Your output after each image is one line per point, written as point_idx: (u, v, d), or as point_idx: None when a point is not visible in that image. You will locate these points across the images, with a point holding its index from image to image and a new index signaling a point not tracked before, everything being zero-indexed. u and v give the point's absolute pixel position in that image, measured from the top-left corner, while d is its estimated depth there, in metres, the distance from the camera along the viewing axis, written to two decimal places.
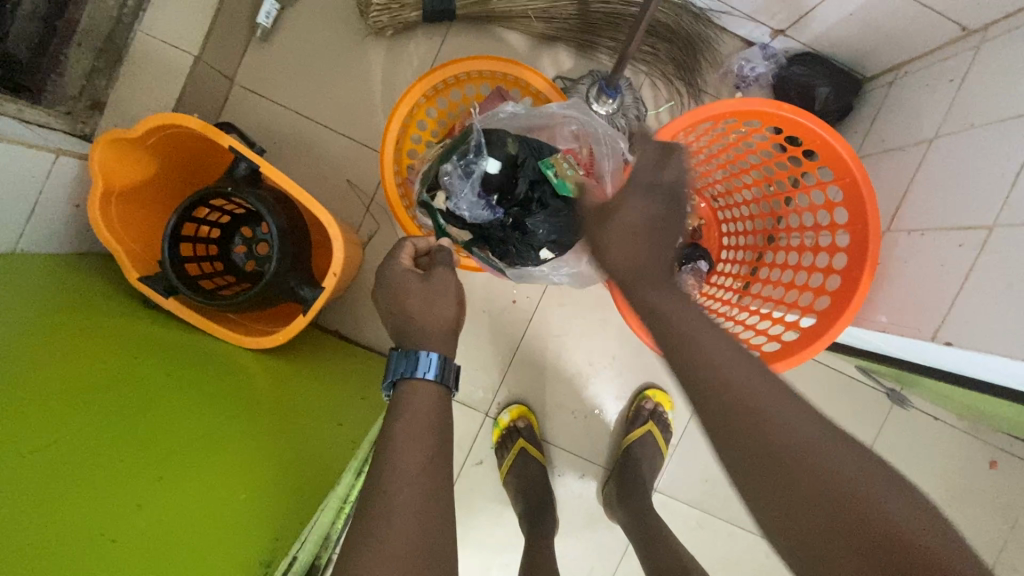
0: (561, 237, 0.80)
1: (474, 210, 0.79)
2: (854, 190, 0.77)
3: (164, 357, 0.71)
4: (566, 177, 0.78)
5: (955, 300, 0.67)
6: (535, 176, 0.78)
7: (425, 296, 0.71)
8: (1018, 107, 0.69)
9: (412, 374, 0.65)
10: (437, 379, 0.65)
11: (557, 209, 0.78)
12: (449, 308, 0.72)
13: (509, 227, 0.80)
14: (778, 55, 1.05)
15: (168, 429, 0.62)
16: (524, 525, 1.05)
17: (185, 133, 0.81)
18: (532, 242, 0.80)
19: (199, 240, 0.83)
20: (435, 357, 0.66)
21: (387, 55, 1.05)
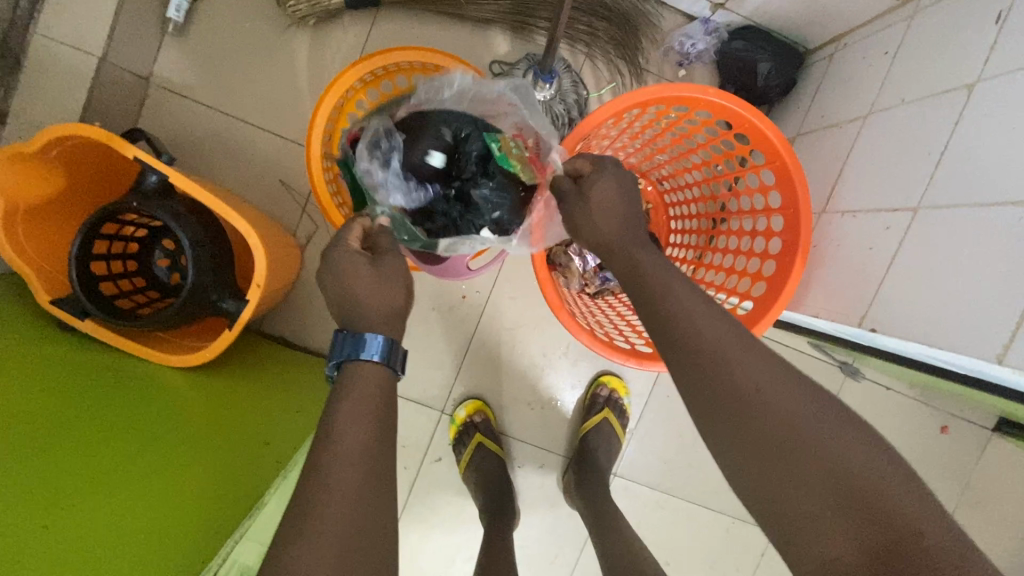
0: (505, 213, 0.77)
1: (408, 194, 0.75)
2: (782, 174, 0.76)
3: (84, 378, 0.69)
4: (511, 154, 0.76)
5: (880, 286, 0.67)
6: (478, 153, 0.76)
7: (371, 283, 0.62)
8: (941, 83, 0.67)
9: (358, 356, 0.59)
10: (384, 362, 0.59)
11: (502, 184, 0.76)
12: (397, 297, 0.63)
13: (451, 202, 0.77)
14: (720, 29, 1.02)
15: (87, 454, 0.61)
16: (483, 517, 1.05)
17: (90, 144, 0.76)
18: (475, 217, 0.77)
19: (115, 257, 0.80)
20: (381, 340, 0.59)
21: (312, 46, 1.00)
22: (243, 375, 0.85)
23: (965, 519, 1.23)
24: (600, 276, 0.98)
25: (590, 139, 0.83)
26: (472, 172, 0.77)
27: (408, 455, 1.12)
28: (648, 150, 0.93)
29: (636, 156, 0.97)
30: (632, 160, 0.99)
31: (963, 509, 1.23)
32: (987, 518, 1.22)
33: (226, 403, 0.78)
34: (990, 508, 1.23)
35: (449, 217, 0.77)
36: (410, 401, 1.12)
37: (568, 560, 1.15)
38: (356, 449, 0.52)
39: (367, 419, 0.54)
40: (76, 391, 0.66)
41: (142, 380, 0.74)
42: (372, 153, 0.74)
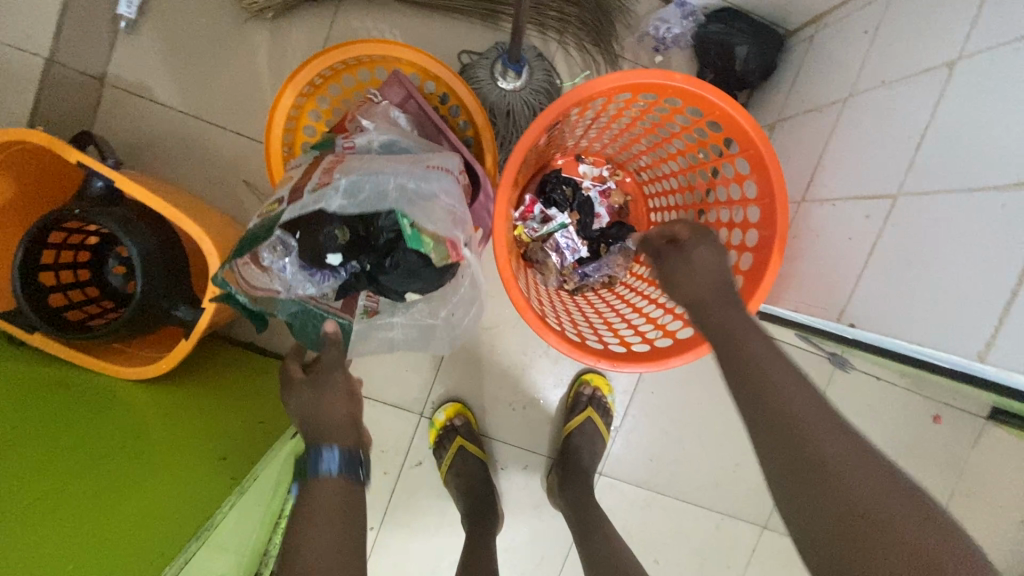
0: (420, 286, 0.73)
1: (320, 284, 0.73)
2: (757, 163, 0.72)
3: (34, 390, 0.67)
4: (423, 230, 0.69)
5: (858, 281, 0.64)
6: (387, 229, 0.71)
7: (314, 398, 0.68)
8: (922, 63, 0.64)
9: (318, 472, 0.64)
10: (343, 472, 0.64)
11: (412, 263, 0.71)
12: (343, 401, 0.69)
13: (367, 279, 0.73)
14: (696, 13, 0.98)
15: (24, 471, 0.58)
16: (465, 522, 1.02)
17: (33, 148, 0.73)
18: (395, 290, 0.73)
19: (63, 267, 0.76)
20: (336, 452, 0.64)
21: (272, 40, 0.96)
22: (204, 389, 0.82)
23: (960, 509, 1.21)
24: (579, 272, 0.94)
25: (556, 131, 0.80)
26: (386, 248, 0.72)
27: (388, 459, 1.09)
28: (624, 141, 0.90)
29: (612, 146, 0.93)
30: (608, 151, 0.96)
31: (956, 499, 1.21)
32: (981, 507, 1.21)
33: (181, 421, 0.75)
34: (983, 498, 1.21)
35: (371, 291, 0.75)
36: (388, 405, 1.09)
37: (555, 563, 1.13)
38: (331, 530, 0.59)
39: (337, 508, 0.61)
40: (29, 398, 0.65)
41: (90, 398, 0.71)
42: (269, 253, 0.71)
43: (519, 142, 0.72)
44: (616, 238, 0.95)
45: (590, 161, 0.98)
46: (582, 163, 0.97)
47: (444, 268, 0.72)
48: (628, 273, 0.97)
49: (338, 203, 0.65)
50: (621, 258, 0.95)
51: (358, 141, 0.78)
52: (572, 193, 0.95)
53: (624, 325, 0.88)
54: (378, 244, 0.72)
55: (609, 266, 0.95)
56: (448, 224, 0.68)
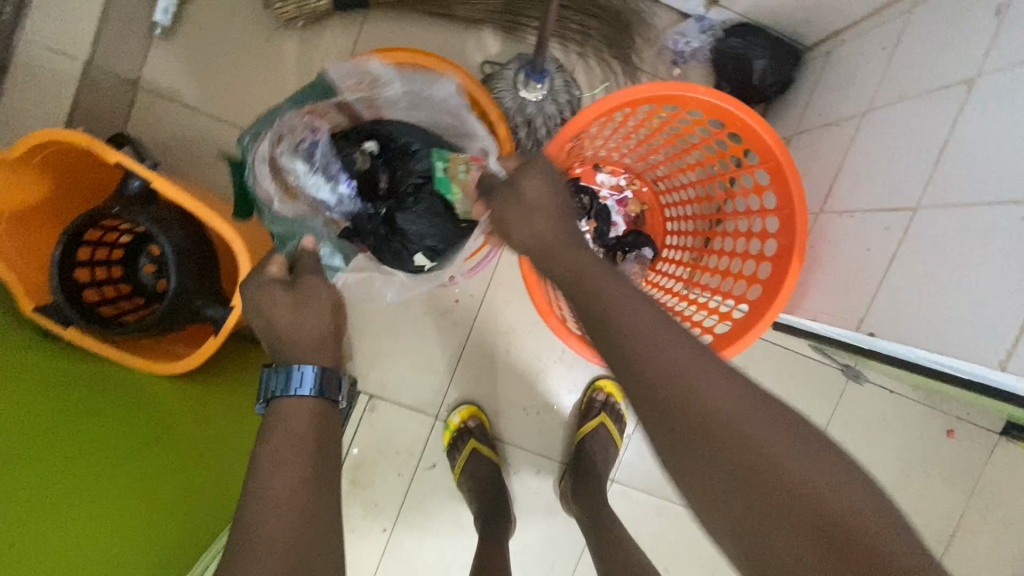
0: (438, 242, 0.77)
1: (338, 200, 0.76)
2: (777, 175, 0.74)
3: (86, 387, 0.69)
4: (455, 178, 0.75)
5: (877, 292, 0.65)
6: (422, 172, 0.76)
7: (293, 312, 0.62)
8: (941, 79, 0.65)
9: (284, 393, 0.59)
10: (317, 394, 0.59)
11: (431, 205, 0.75)
12: (325, 316, 0.64)
13: (380, 223, 0.77)
14: (715, 27, 1.00)
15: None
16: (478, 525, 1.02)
17: (73, 149, 0.76)
18: (406, 244, 0.76)
19: (98, 263, 0.78)
20: (309, 372, 0.59)
21: (301, 48, 0.99)
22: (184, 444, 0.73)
23: (973, 524, 1.21)
24: None
25: (578, 140, 0.82)
26: (408, 192, 0.76)
27: (402, 460, 1.10)
28: (642, 151, 0.92)
29: (630, 156, 0.95)
30: (626, 160, 0.97)
31: (969, 515, 1.21)
32: (994, 523, 1.20)
33: (146, 487, 0.66)
34: (997, 515, 1.20)
35: (380, 238, 0.77)
36: (404, 407, 1.10)
37: (566, 569, 1.13)
38: (283, 484, 0.52)
39: (302, 454, 0.55)
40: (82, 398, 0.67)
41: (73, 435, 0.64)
42: (294, 150, 0.73)
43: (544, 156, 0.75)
44: (632, 246, 0.96)
45: (608, 170, 0.99)
46: (600, 172, 0.99)
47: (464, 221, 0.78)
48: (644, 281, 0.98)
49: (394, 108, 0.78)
50: (637, 266, 0.97)
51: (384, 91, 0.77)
52: (590, 203, 0.96)
53: None
54: (402, 188, 0.76)
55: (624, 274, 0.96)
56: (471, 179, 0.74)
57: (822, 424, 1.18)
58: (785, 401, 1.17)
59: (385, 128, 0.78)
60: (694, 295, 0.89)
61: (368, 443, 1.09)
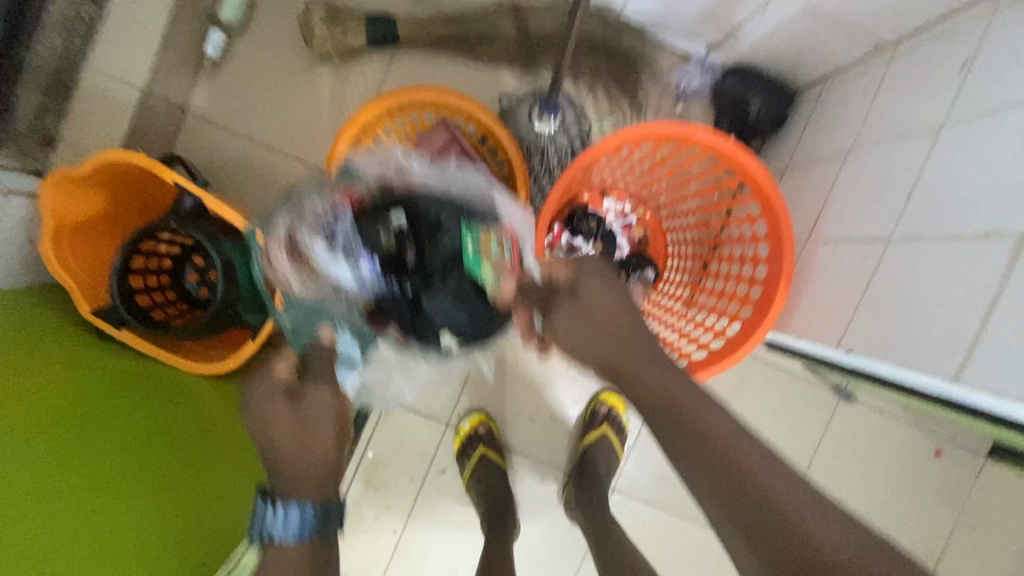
0: (466, 322, 0.75)
1: (358, 281, 0.73)
2: (767, 206, 0.81)
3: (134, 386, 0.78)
4: (486, 258, 0.74)
5: (856, 312, 0.70)
6: (450, 248, 0.75)
7: (296, 427, 0.63)
8: (913, 126, 0.73)
9: (277, 535, 0.59)
10: (312, 535, 0.60)
11: (463, 289, 0.75)
12: (328, 434, 0.64)
13: (405, 305, 0.75)
14: (715, 68, 1.09)
15: (14, 515, 0.59)
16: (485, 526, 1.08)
17: (132, 167, 0.84)
18: (433, 325, 0.75)
19: (150, 271, 0.86)
20: (308, 515, 0.59)
21: (334, 80, 1.08)
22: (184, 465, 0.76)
23: (961, 543, 1.25)
24: None
25: (588, 170, 0.89)
26: (435, 271, 0.75)
27: (414, 465, 1.16)
28: (647, 180, 0.99)
29: (635, 185, 1.02)
30: (631, 189, 1.04)
31: (957, 534, 1.25)
32: (982, 543, 1.24)
33: (140, 503, 0.69)
34: (985, 535, 1.24)
35: (405, 318, 0.75)
36: (417, 415, 1.17)
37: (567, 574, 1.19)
38: None
39: None
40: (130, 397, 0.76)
41: (111, 439, 0.71)
42: (316, 231, 0.72)
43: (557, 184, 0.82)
44: (635, 267, 1.03)
45: (614, 196, 1.05)
46: (607, 198, 1.04)
47: (492, 303, 0.75)
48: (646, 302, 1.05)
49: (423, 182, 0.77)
50: (640, 287, 1.02)
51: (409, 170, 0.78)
52: (596, 226, 1.03)
53: None
54: (429, 268, 0.75)
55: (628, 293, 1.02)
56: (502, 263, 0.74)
57: (815, 441, 1.23)
58: (779, 418, 1.23)
59: (410, 201, 0.77)
60: (695, 314, 0.96)
61: (383, 446, 1.15)
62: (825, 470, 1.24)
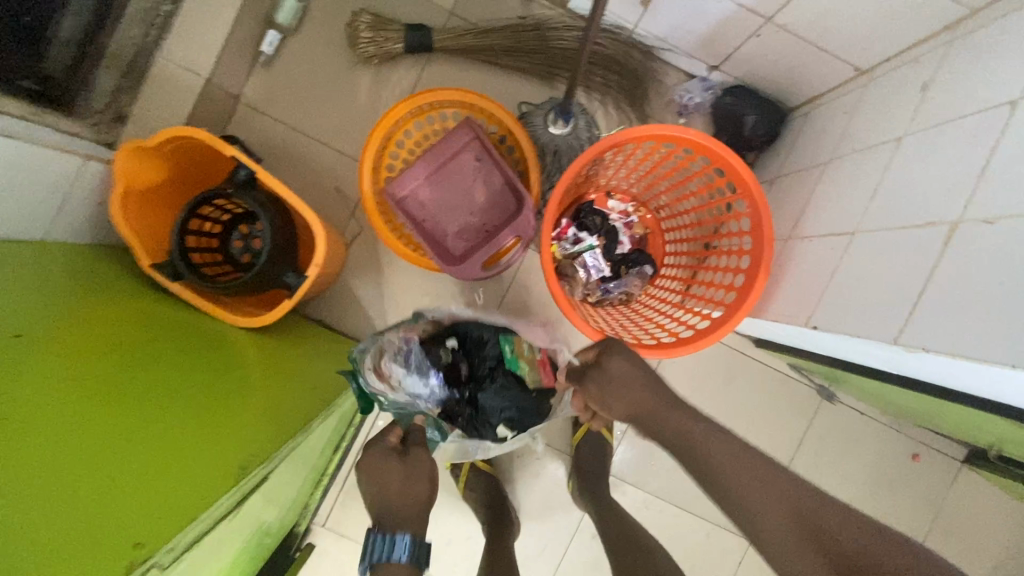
0: (514, 413, 1.00)
1: (428, 390, 0.95)
2: (751, 202, 0.91)
3: (169, 325, 0.84)
4: (521, 357, 1.03)
5: (822, 295, 0.80)
6: (494, 356, 1.02)
7: (402, 484, 0.85)
8: (882, 137, 0.83)
9: (388, 559, 0.78)
10: (413, 560, 0.78)
11: (508, 385, 1.01)
12: (424, 489, 0.87)
13: (466, 404, 1.00)
14: (715, 87, 1.20)
15: (69, 393, 0.61)
16: (485, 515, 1.17)
17: (193, 142, 0.96)
18: (489, 420, 0.99)
19: (202, 235, 0.97)
20: (409, 542, 0.79)
21: (373, 80, 1.21)
22: (217, 375, 0.80)
23: (938, 547, 1.31)
24: (601, 287, 1.12)
25: (594, 167, 1.01)
26: (486, 373, 1.02)
27: None
28: (647, 181, 1.10)
29: (637, 187, 1.14)
30: (634, 190, 1.15)
31: (934, 536, 1.31)
32: (956, 546, 1.30)
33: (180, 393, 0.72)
34: (960, 538, 1.30)
35: (467, 418, 1.00)
36: None
37: (558, 548, 1.26)
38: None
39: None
40: (162, 329, 0.82)
41: (129, 359, 0.71)
42: (394, 360, 0.90)
43: (565, 172, 0.92)
44: (635, 262, 1.13)
45: (618, 198, 1.17)
46: (611, 199, 1.17)
47: (534, 391, 1.02)
48: (644, 293, 1.15)
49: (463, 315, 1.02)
50: (638, 280, 1.13)
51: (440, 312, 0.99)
52: (601, 223, 1.14)
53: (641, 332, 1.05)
54: (481, 371, 1.02)
55: (627, 285, 1.13)
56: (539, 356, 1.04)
57: (798, 438, 1.31)
58: (765, 415, 1.31)
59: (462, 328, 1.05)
60: (688, 304, 1.06)
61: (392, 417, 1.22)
62: (807, 466, 1.31)
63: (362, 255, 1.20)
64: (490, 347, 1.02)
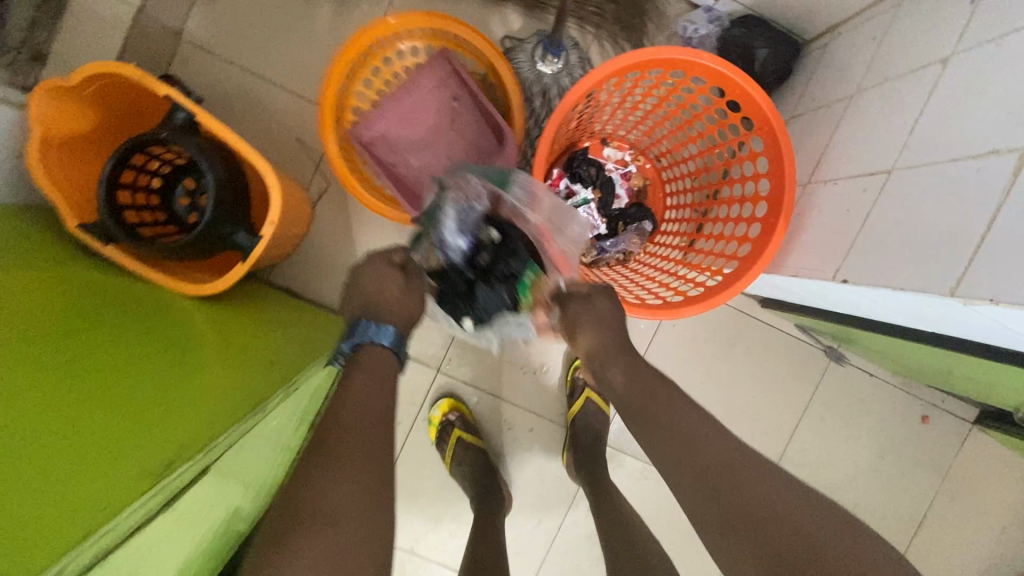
0: (493, 321, 0.82)
1: (449, 247, 0.78)
2: (772, 140, 0.80)
3: (112, 296, 0.72)
4: (535, 285, 0.80)
5: (854, 243, 0.71)
6: (516, 272, 0.79)
7: (398, 297, 0.76)
8: (921, 60, 0.71)
9: (373, 341, 0.71)
10: (392, 350, 0.72)
11: (508, 301, 0.80)
12: (419, 302, 0.78)
13: (462, 285, 0.81)
14: (722, 18, 1.07)
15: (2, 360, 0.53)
16: (476, 496, 1.07)
17: (121, 82, 0.82)
18: (470, 309, 0.81)
19: (138, 190, 0.85)
20: (392, 330, 0.73)
21: (335, 13, 1.06)
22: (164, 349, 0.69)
23: (944, 508, 1.26)
24: (597, 245, 1.01)
25: (590, 105, 0.89)
26: (501, 279, 0.79)
27: (403, 410, 1.16)
28: (648, 124, 0.98)
29: (635, 131, 1.02)
30: (632, 136, 1.04)
31: (941, 499, 1.26)
32: (963, 508, 1.26)
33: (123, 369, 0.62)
34: (967, 500, 1.26)
35: (453, 293, 0.82)
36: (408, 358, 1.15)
37: (554, 523, 1.20)
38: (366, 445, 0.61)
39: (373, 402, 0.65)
40: (106, 301, 0.70)
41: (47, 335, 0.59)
42: (454, 212, 0.77)
43: (561, 103, 0.79)
44: (633, 218, 1.02)
45: (615, 145, 1.06)
46: (607, 146, 1.06)
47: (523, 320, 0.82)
48: (643, 252, 1.04)
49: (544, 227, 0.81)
50: (637, 237, 1.02)
51: (536, 205, 0.81)
52: (596, 173, 1.03)
53: (643, 292, 0.94)
54: (496, 272, 0.79)
55: (625, 243, 1.02)
56: (546, 302, 0.81)
57: (804, 402, 1.24)
58: (770, 378, 1.23)
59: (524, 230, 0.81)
60: (693, 260, 0.95)
61: None
62: (813, 431, 1.25)
63: (330, 213, 1.07)
64: (520, 266, 0.79)
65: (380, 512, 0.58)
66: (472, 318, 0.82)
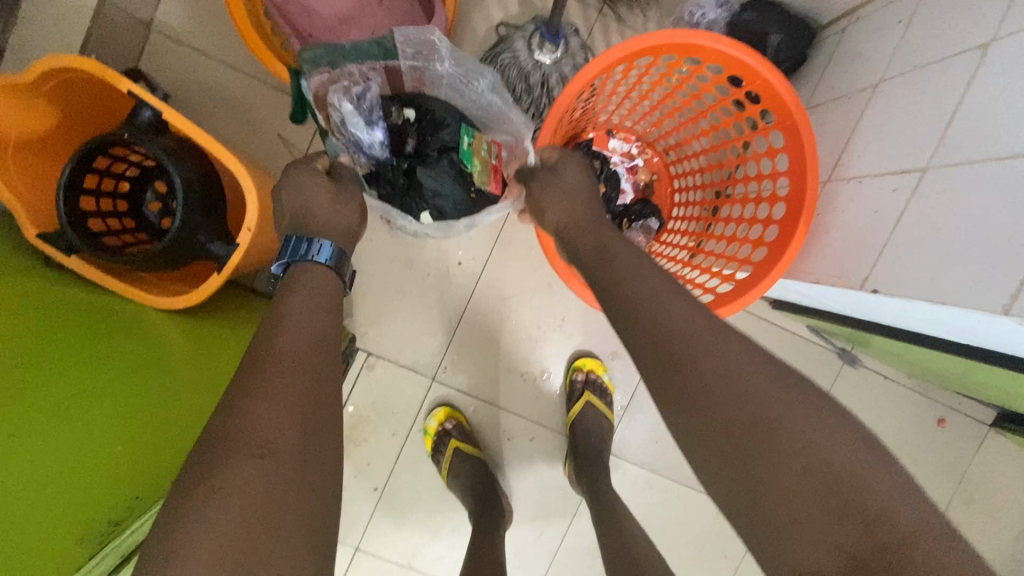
0: (450, 204, 0.78)
1: (368, 135, 0.74)
2: (792, 134, 0.74)
3: (79, 310, 0.67)
4: (477, 154, 0.78)
5: (883, 251, 0.65)
6: (448, 144, 0.78)
7: (329, 203, 0.68)
8: (955, 46, 0.65)
9: (308, 257, 0.63)
10: (333, 266, 0.64)
11: (455, 175, 0.77)
12: (353, 214, 0.69)
13: (402, 174, 0.77)
14: (731, 1, 0.99)
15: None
16: (474, 511, 1.02)
17: (84, 78, 0.76)
18: (422, 196, 0.77)
19: (104, 195, 0.78)
20: (329, 245, 0.64)
21: None
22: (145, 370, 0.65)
23: (959, 513, 1.22)
24: None
25: (594, 96, 0.82)
26: (434, 152, 0.78)
27: (397, 421, 1.10)
28: (656, 115, 0.92)
29: (643, 122, 0.95)
30: (639, 127, 0.98)
31: (956, 504, 1.22)
32: (978, 514, 1.22)
33: (103, 398, 0.59)
34: (982, 505, 1.22)
35: (399, 189, 0.77)
36: (401, 366, 1.09)
37: (556, 534, 1.15)
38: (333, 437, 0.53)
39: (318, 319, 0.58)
40: (77, 314, 0.65)
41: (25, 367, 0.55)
42: (343, 94, 0.72)
43: (566, 89, 0.72)
44: (638, 216, 0.96)
45: (621, 137, 0.99)
46: (613, 138, 0.99)
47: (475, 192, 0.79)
48: (649, 251, 0.99)
49: (452, 100, 0.80)
50: (642, 236, 0.96)
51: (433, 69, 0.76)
52: (601, 166, 0.95)
53: None
54: (429, 149, 0.78)
55: (629, 242, 0.95)
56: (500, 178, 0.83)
57: None
58: None
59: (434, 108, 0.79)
60: (701, 262, 0.90)
61: (364, 400, 1.09)
62: None
63: None
64: (450, 129, 0.78)
65: (328, 468, 0.50)
66: (427, 206, 0.77)
